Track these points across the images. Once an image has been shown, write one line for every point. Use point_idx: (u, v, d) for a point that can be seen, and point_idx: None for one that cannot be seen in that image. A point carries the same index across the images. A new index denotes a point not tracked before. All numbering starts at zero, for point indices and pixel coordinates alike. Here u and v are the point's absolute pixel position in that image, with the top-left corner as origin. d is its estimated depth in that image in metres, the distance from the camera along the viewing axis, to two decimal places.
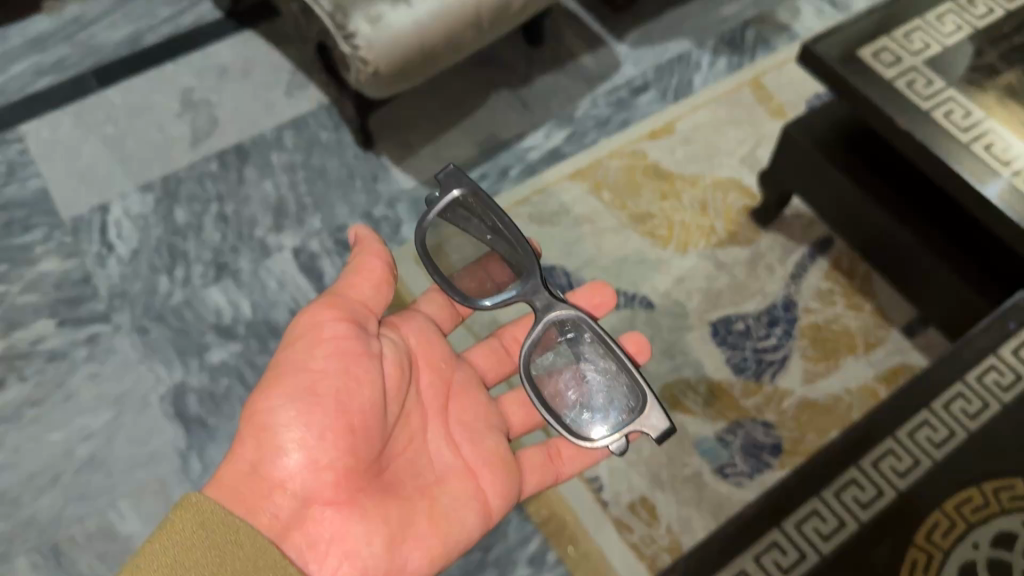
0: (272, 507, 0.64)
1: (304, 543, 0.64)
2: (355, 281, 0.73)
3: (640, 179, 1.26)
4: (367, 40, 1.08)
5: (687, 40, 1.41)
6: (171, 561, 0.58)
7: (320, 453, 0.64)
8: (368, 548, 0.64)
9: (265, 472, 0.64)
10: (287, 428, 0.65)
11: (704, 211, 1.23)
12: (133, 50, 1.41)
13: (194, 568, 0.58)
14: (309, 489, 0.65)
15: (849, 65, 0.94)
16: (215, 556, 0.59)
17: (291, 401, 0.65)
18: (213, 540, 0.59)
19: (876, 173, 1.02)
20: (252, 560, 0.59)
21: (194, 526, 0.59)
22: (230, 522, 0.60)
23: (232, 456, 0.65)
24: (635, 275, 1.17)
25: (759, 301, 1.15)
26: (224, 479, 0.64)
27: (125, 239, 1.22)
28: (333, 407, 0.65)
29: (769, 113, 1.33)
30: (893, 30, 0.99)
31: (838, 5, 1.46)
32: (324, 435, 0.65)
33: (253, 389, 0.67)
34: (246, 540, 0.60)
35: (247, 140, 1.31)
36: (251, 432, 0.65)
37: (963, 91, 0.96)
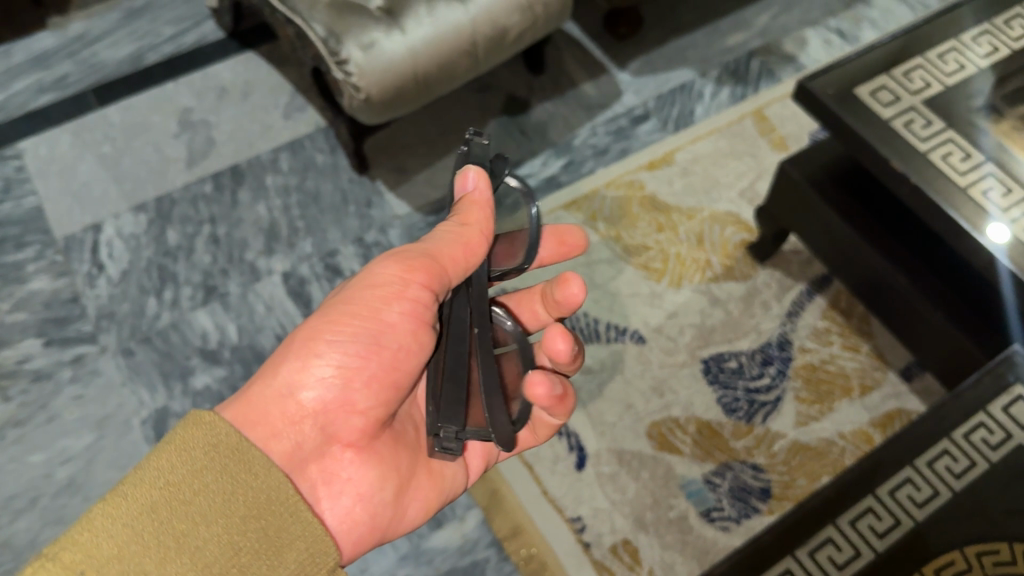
0: (300, 438, 0.62)
1: (319, 478, 0.64)
2: (460, 250, 0.65)
3: (636, 210, 1.24)
4: (360, 66, 1.07)
5: (690, 70, 1.40)
6: (181, 481, 0.54)
7: (359, 398, 0.64)
8: (379, 495, 0.66)
9: (304, 402, 0.62)
10: (341, 367, 0.63)
11: (700, 244, 1.21)
12: (134, 68, 1.41)
13: (205, 492, 0.55)
14: (338, 429, 0.64)
15: (844, 104, 0.93)
16: (225, 482, 0.56)
17: (349, 341, 0.63)
18: (224, 467, 0.56)
19: (866, 209, 1.04)
20: (264, 493, 0.57)
21: (204, 448, 0.56)
22: (244, 449, 0.57)
23: (268, 375, 0.62)
24: (627, 309, 1.15)
25: (753, 339, 1.12)
26: (255, 399, 0.61)
27: (116, 259, 1.22)
28: (388, 360, 0.65)
29: (771, 145, 1.30)
30: (891, 68, 0.97)
31: (846, 36, 1.43)
32: (372, 382, 0.64)
33: (311, 316, 0.64)
34: (259, 472, 0.57)
35: (243, 162, 1.30)
36: (297, 356, 0.63)
37: (963, 132, 0.93)
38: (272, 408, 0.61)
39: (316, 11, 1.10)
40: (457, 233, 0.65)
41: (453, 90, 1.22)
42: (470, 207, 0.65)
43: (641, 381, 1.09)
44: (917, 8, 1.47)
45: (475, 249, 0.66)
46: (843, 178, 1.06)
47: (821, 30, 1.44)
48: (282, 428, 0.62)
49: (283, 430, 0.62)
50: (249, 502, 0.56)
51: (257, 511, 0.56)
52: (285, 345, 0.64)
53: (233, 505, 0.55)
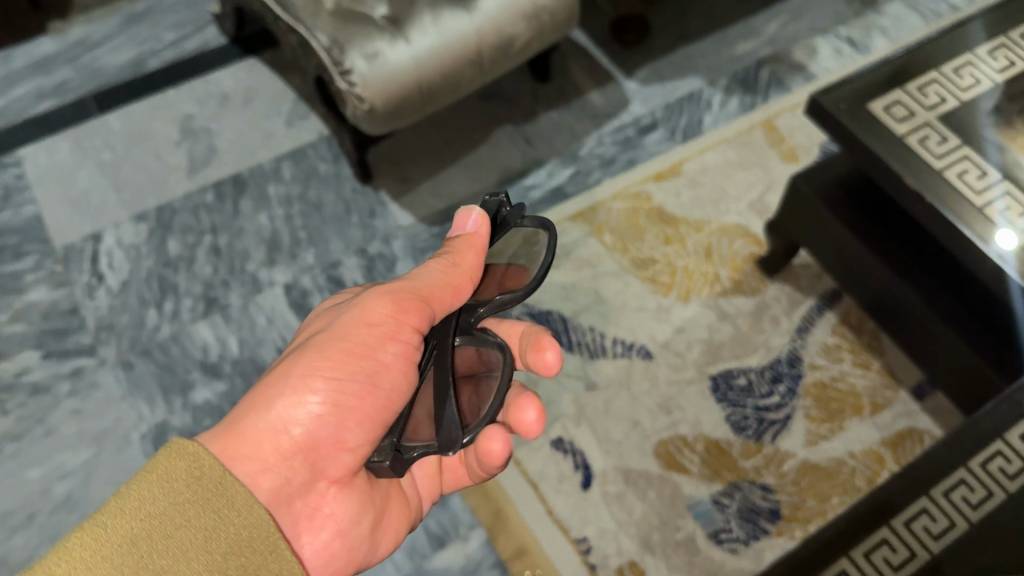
0: (289, 475, 0.61)
1: (302, 512, 0.63)
2: (444, 288, 0.66)
3: (644, 222, 1.23)
4: (363, 77, 1.06)
5: (699, 78, 1.38)
6: (160, 514, 0.51)
7: (351, 437, 0.63)
8: (357, 530, 0.66)
9: (296, 438, 0.61)
10: (336, 405, 0.62)
11: (709, 257, 1.19)
12: (135, 74, 1.39)
13: (184, 527, 0.51)
14: (327, 466, 0.63)
15: (857, 120, 0.91)
16: (207, 518, 0.52)
17: (346, 381, 0.62)
18: (206, 501, 0.52)
19: (879, 226, 1.03)
20: (247, 530, 0.53)
21: (185, 479, 0.52)
22: (229, 483, 0.53)
23: (260, 408, 0.60)
24: (634, 323, 1.13)
25: (762, 356, 1.10)
26: (247, 434, 0.59)
27: (116, 269, 1.20)
28: (383, 403, 0.63)
29: (781, 156, 1.28)
30: (906, 82, 0.94)
31: (857, 45, 1.41)
32: (366, 423, 0.63)
33: (308, 350, 0.62)
34: (243, 508, 0.53)
35: (244, 171, 1.29)
36: (291, 389, 0.61)
37: (980, 148, 0.91)
38: (265, 443, 0.59)
39: (319, 19, 1.09)
40: (446, 267, 0.67)
41: (458, 101, 1.20)
42: (466, 249, 0.67)
43: (648, 398, 1.07)
44: (929, 17, 1.44)
45: (456, 290, 0.67)
46: (849, 194, 1.05)
47: (831, 38, 1.42)
48: (274, 464, 0.60)
49: (273, 466, 0.60)
50: (230, 540, 0.52)
51: (238, 550, 0.52)
52: (275, 375, 0.62)
53: (213, 543, 0.52)
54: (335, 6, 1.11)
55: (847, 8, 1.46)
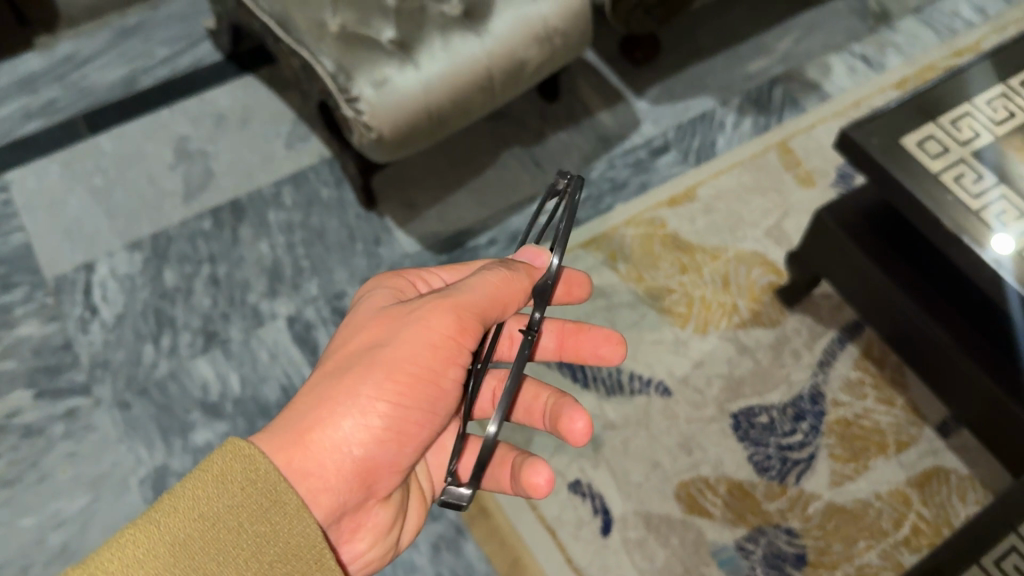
0: (345, 494, 0.61)
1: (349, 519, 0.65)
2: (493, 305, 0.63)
3: (658, 250, 1.19)
4: (371, 104, 1.01)
5: (711, 98, 1.34)
6: (213, 517, 0.52)
7: (404, 458, 0.63)
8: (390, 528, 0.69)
9: (355, 459, 0.60)
10: (396, 430, 0.61)
11: (726, 287, 1.16)
12: (126, 93, 1.34)
13: (236, 531, 0.52)
14: (377, 483, 0.64)
15: (891, 158, 0.87)
16: (258, 523, 0.53)
17: (409, 407, 0.61)
18: (257, 506, 0.53)
19: (904, 259, 0.99)
20: (293, 539, 0.54)
21: (239, 483, 0.53)
22: (280, 490, 0.54)
23: (323, 426, 0.59)
24: (651, 358, 1.10)
25: (784, 392, 1.07)
26: (312, 454, 0.58)
27: (110, 301, 1.15)
28: (437, 427, 0.64)
29: (797, 180, 1.25)
30: (937, 117, 0.91)
31: (871, 63, 1.37)
32: (417, 444, 0.64)
33: (374, 368, 0.60)
34: (292, 516, 0.54)
35: (243, 197, 1.24)
36: (353, 410, 0.59)
37: (1017, 185, 0.87)
38: (328, 463, 0.59)
39: (324, 42, 1.04)
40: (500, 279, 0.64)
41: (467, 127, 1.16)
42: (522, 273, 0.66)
43: (668, 438, 1.03)
44: (943, 33, 1.41)
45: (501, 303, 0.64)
46: (875, 218, 1.01)
47: (845, 56, 1.38)
48: (335, 484, 0.60)
49: (334, 485, 0.60)
50: (279, 546, 0.53)
51: (285, 558, 0.54)
52: (338, 394, 0.59)
53: (265, 551, 0.53)
54: (339, 29, 1.05)
55: (860, 24, 1.42)
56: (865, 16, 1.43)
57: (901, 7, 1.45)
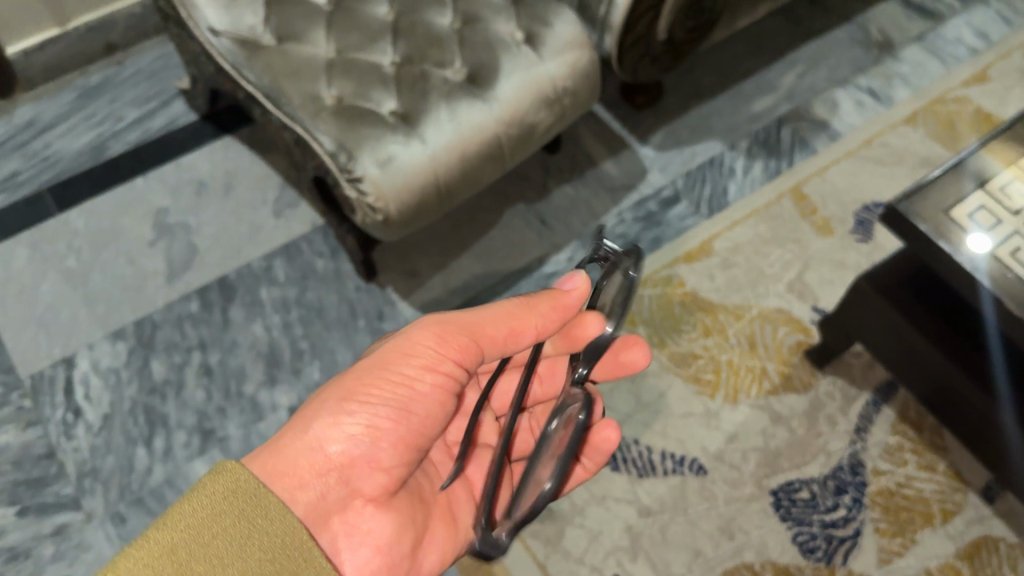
0: (323, 491, 0.62)
1: (341, 530, 0.64)
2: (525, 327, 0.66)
3: (678, 311, 1.13)
4: (376, 184, 0.93)
5: (718, 141, 1.28)
6: (201, 525, 0.54)
7: (385, 457, 0.64)
8: (396, 547, 0.66)
9: (332, 456, 0.63)
10: (371, 430, 0.63)
11: (753, 350, 1.10)
12: (95, 161, 1.24)
13: (222, 536, 0.54)
14: (362, 483, 0.64)
15: (942, 231, 0.82)
16: (242, 526, 0.55)
17: (382, 406, 0.63)
18: (242, 513, 0.55)
19: (950, 324, 0.90)
20: (280, 538, 0.55)
21: (224, 495, 0.55)
22: (263, 494, 0.56)
23: (298, 430, 0.63)
24: (682, 433, 1.04)
25: (823, 463, 1.02)
26: (284, 450, 0.62)
27: (95, 400, 1.06)
28: (416, 426, 0.65)
29: (815, 228, 1.20)
30: (987, 180, 0.87)
31: (879, 97, 1.33)
32: (400, 444, 0.65)
33: (347, 370, 0.65)
34: (274, 519, 0.56)
35: (231, 273, 1.15)
36: (330, 410, 0.63)
37: None
38: (302, 463, 0.62)
39: (321, 119, 0.96)
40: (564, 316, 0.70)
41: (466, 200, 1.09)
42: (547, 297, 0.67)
43: (707, 522, 0.98)
44: (948, 62, 1.38)
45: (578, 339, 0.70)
46: (915, 275, 0.93)
47: (852, 90, 1.33)
48: (310, 482, 0.62)
49: (309, 483, 0.62)
50: (267, 546, 0.55)
51: (273, 556, 0.55)
52: (320, 399, 0.64)
53: (252, 549, 0.54)
54: (336, 101, 0.97)
55: (865, 54, 1.37)
56: (868, 45, 1.38)
57: (903, 35, 1.40)
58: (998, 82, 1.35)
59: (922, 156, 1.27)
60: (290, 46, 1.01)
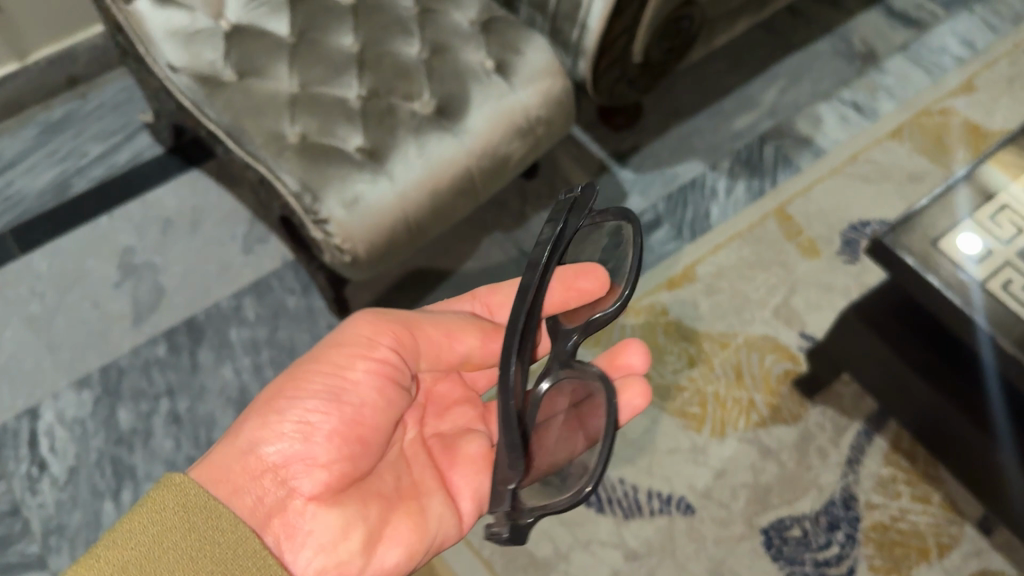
0: (259, 491, 0.60)
1: (282, 532, 0.60)
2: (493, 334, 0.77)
3: (662, 342, 1.10)
4: (342, 226, 0.90)
5: (699, 161, 1.25)
6: (149, 540, 0.52)
7: (321, 451, 0.62)
8: (344, 545, 0.61)
9: (265, 456, 0.62)
10: (299, 420, 0.63)
11: (740, 380, 1.07)
12: (59, 200, 1.20)
13: (171, 550, 0.52)
14: (298, 479, 0.61)
15: (930, 264, 0.79)
16: (191, 541, 0.53)
17: (312, 398, 0.64)
18: (192, 526, 0.53)
19: (943, 358, 0.86)
20: (231, 549, 0.54)
21: (173, 509, 0.53)
22: (213, 506, 0.54)
23: (233, 436, 0.63)
24: (669, 470, 1.01)
25: (815, 498, 0.99)
26: (215, 456, 0.61)
27: (60, 453, 1.02)
28: (349, 415, 0.65)
29: (800, 250, 1.17)
30: (994, 194, 0.84)
31: (863, 110, 1.30)
32: (333, 433, 0.63)
33: (281, 376, 0.67)
34: (226, 531, 0.54)
35: (199, 314, 1.11)
36: (260, 415, 0.64)
37: None
38: (233, 464, 0.61)
39: (283, 158, 0.92)
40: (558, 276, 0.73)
41: (460, 216, 1.02)
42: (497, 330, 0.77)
43: (696, 564, 0.95)
44: (933, 73, 1.34)
45: (579, 290, 0.74)
46: (905, 308, 0.88)
47: (835, 104, 1.30)
48: (244, 483, 0.60)
49: (245, 486, 0.60)
50: (219, 558, 0.53)
51: (226, 569, 0.53)
52: (253, 411, 0.65)
53: (203, 562, 0.52)
54: (299, 139, 0.94)
55: (848, 66, 1.34)
56: (851, 57, 1.35)
57: (887, 45, 1.37)
58: (984, 92, 1.33)
59: (908, 172, 1.23)
60: (251, 82, 0.97)
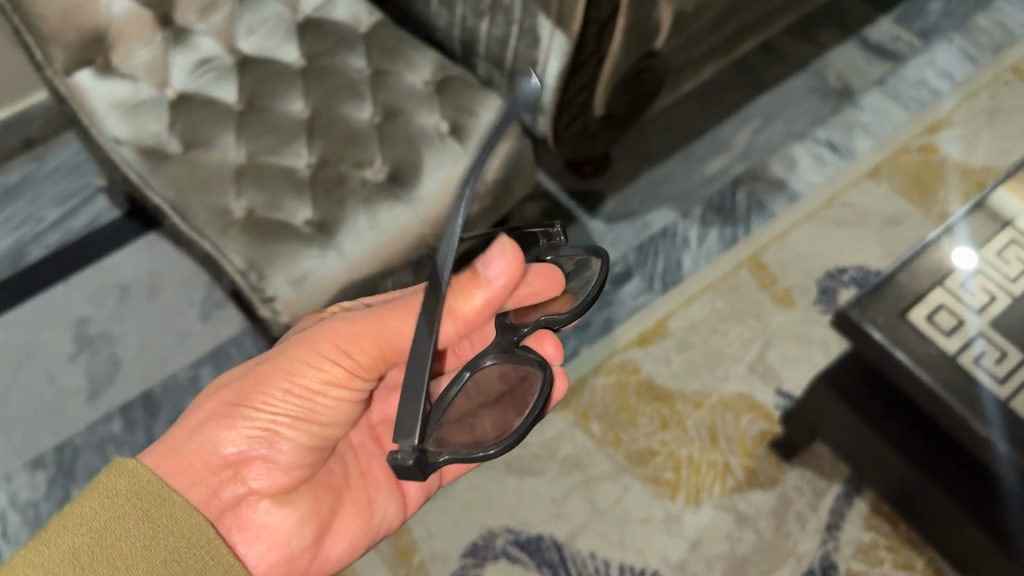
0: (218, 487, 0.63)
1: (235, 524, 0.63)
2: (453, 314, 0.61)
3: (634, 403, 1.06)
4: (289, 304, 0.87)
5: (670, 209, 1.21)
6: (103, 526, 0.55)
7: (284, 458, 0.64)
8: (296, 542, 0.65)
9: (227, 457, 0.63)
10: (268, 429, 0.63)
11: (714, 442, 1.03)
12: (14, 269, 1.17)
13: (126, 537, 0.55)
14: (258, 480, 0.64)
15: (898, 339, 0.75)
16: (145, 526, 0.56)
17: (283, 411, 0.63)
18: (145, 513, 0.56)
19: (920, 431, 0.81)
20: (184, 538, 0.57)
21: (126, 495, 0.56)
22: (167, 493, 0.57)
23: (196, 429, 0.63)
24: (642, 541, 0.98)
25: (793, 567, 0.96)
26: (178, 449, 0.62)
27: (13, 539, 0.99)
28: (317, 431, 0.65)
29: (775, 301, 1.13)
30: (1006, 223, 0.83)
31: (839, 149, 1.26)
32: (299, 442, 0.64)
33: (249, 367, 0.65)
34: (179, 517, 0.57)
35: (157, 387, 1.09)
36: (224, 414, 0.63)
37: None
38: (195, 461, 0.62)
39: (228, 236, 0.89)
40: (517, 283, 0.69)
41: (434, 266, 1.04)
42: (466, 282, 0.61)
43: None
44: (912, 108, 1.31)
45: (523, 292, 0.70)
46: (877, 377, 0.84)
47: (810, 144, 1.27)
48: (204, 480, 0.62)
49: (204, 479, 0.62)
50: (170, 546, 0.56)
51: (178, 556, 0.56)
52: (217, 404, 0.64)
53: (156, 549, 0.55)
54: (246, 214, 0.91)
55: (823, 103, 1.31)
56: (826, 93, 1.31)
57: (863, 79, 1.34)
58: (964, 126, 1.29)
59: (887, 215, 1.20)
60: (196, 154, 0.94)
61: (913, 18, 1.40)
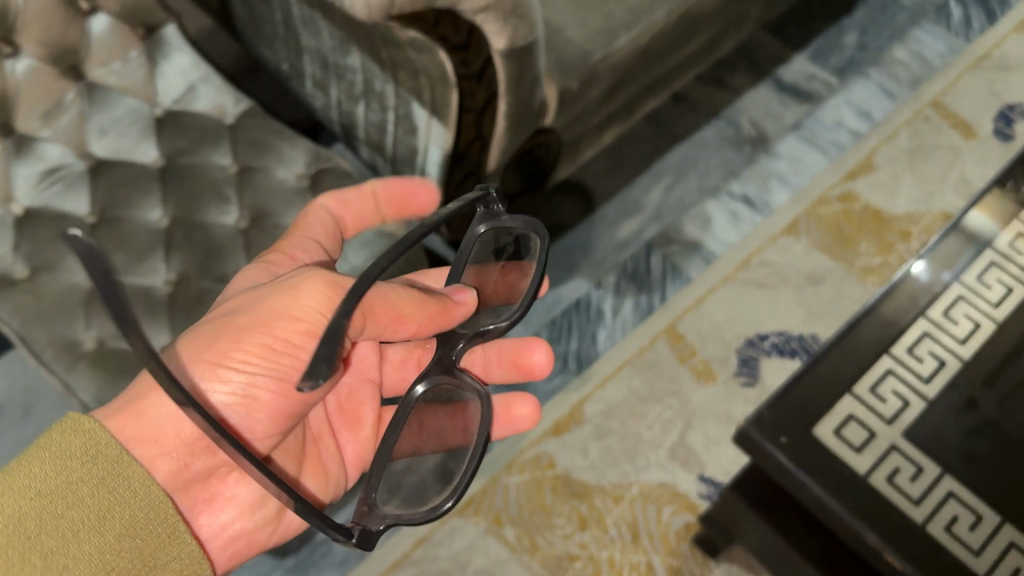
0: (190, 460, 0.59)
1: (200, 496, 0.62)
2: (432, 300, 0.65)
3: (549, 501, 0.99)
4: None
5: (583, 280, 1.15)
6: (53, 490, 0.51)
7: (260, 427, 0.60)
8: (260, 512, 0.65)
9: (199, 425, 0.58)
10: (250, 392, 0.59)
11: (636, 540, 0.97)
12: None
13: (80, 504, 0.51)
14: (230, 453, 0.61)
15: (809, 463, 0.68)
16: (99, 496, 0.52)
17: (262, 372, 0.58)
18: (100, 480, 0.52)
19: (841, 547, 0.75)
20: (143, 513, 0.53)
21: (79, 458, 0.52)
22: (126, 459, 0.53)
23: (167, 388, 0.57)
24: None
25: None
26: (148, 414, 0.57)
27: None
28: (297, 399, 0.61)
29: (694, 376, 1.07)
30: (981, 249, 0.80)
31: (755, 205, 1.21)
32: (279, 413, 0.61)
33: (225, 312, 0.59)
34: (136, 488, 0.53)
35: None
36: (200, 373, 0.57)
37: (961, 480, 0.69)
38: (165, 427, 0.57)
39: (77, 373, 0.80)
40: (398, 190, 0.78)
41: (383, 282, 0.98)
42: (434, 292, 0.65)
43: None
44: (830, 151, 1.26)
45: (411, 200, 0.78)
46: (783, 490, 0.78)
47: (724, 200, 1.21)
48: (173, 449, 0.58)
49: (173, 452, 0.58)
50: (126, 521, 0.52)
51: (134, 531, 0.53)
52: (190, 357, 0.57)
53: (110, 521, 0.52)
54: (97, 346, 0.82)
55: (736, 153, 1.25)
56: (740, 143, 1.26)
57: (778, 124, 1.28)
58: (884, 170, 1.24)
59: (807, 274, 1.15)
60: (44, 279, 0.84)
61: (827, 54, 1.35)
